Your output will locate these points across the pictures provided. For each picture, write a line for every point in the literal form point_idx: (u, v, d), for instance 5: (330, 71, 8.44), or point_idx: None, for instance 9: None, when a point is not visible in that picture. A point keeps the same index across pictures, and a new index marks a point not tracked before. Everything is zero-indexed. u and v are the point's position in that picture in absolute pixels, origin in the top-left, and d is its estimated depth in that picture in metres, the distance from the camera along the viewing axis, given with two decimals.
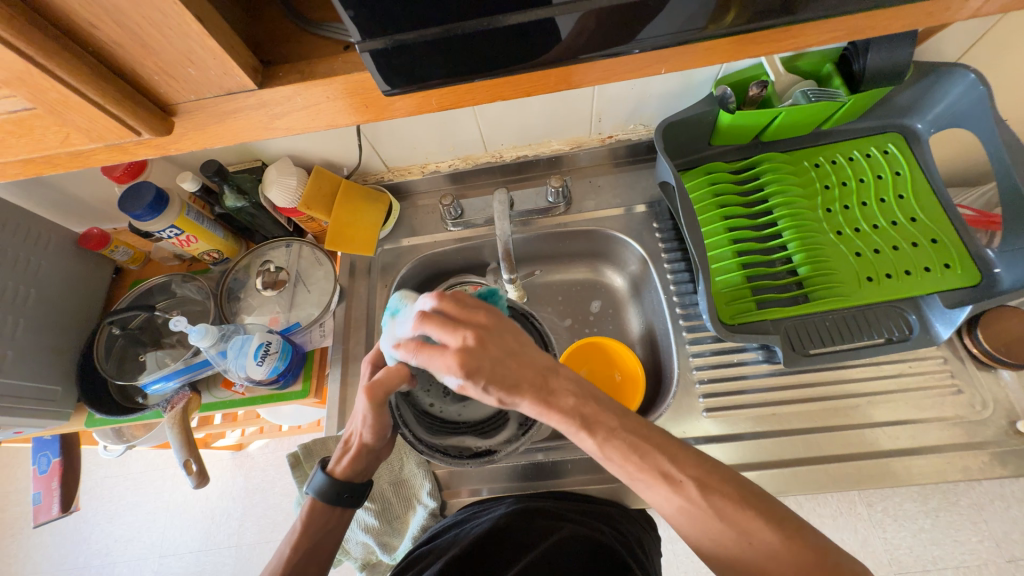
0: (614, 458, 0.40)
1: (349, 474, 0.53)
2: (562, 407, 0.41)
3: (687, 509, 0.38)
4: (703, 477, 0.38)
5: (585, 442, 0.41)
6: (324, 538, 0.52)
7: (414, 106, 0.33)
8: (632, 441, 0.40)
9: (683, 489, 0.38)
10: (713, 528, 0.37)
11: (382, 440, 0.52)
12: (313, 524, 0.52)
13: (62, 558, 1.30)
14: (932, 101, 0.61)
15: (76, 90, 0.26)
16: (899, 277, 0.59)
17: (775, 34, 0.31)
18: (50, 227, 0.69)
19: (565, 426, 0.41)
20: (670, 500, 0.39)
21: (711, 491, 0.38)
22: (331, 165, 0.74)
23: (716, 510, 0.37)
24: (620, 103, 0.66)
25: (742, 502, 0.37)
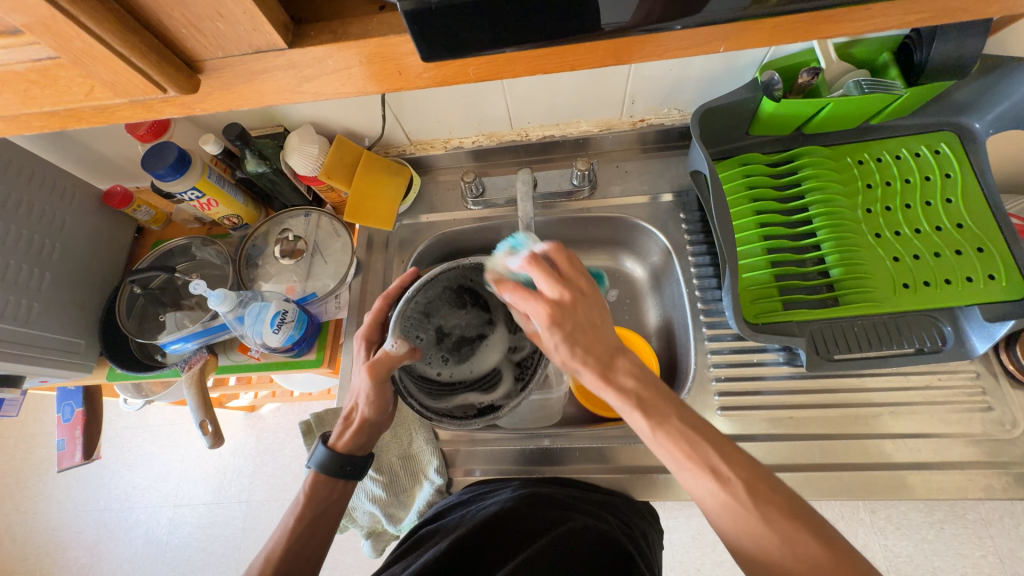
0: (664, 444, 0.40)
1: (351, 448, 0.54)
2: (621, 387, 0.42)
3: (731, 506, 0.37)
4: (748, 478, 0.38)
5: (638, 422, 0.41)
6: (327, 509, 0.53)
7: (449, 75, 0.31)
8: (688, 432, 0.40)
9: (730, 487, 0.37)
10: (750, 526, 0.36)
11: (382, 414, 0.53)
12: (317, 496, 0.53)
13: (84, 500, 1.37)
14: (994, 100, 0.57)
15: (100, 40, 0.25)
16: (937, 286, 0.56)
17: (844, 14, 0.29)
18: (75, 182, 0.70)
19: (618, 404, 0.42)
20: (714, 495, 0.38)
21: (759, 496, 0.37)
22: (353, 134, 0.73)
23: (763, 515, 0.36)
24: (656, 84, 0.63)
25: (790, 512, 0.36)
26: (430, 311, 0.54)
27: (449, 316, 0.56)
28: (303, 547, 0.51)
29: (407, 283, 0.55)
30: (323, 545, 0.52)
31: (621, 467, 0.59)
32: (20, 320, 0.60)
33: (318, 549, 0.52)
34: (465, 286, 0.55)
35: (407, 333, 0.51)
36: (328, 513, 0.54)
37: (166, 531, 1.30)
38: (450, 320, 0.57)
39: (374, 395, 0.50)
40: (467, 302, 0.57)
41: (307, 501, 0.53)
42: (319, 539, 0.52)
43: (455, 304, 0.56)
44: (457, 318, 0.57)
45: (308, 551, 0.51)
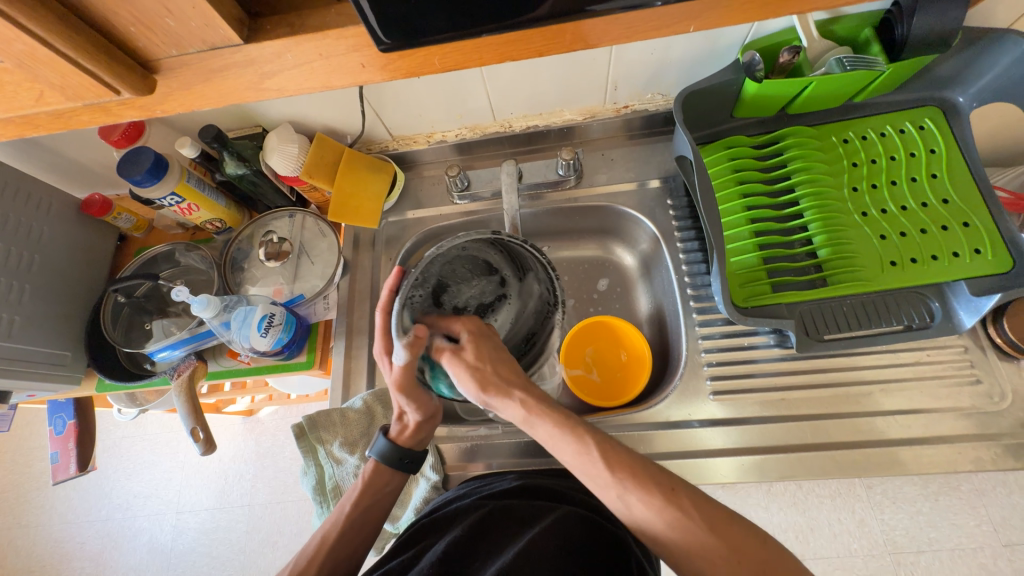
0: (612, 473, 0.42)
1: (410, 443, 0.56)
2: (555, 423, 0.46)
3: (682, 524, 0.39)
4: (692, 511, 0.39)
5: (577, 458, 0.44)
6: (380, 498, 0.56)
7: (414, 66, 0.30)
8: (632, 461, 0.43)
9: (677, 502, 0.40)
10: (706, 545, 0.38)
11: (431, 409, 0.54)
12: (373, 486, 0.55)
13: (86, 511, 1.37)
14: (976, 72, 0.57)
15: (45, 42, 0.25)
16: (924, 262, 0.57)
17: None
18: (51, 192, 0.68)
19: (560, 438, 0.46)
20: (665, 516, 0.40)
21: (699, 506, 0.40)
22: (333, 132, 0.71)
23: (711, 526, 0.39)
24: (638, 69, 0.62)
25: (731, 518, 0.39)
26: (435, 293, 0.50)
27: (461, 288, 0.51)
28: (355, 533, 0.54)
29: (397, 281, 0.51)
30: (374, 530, 0.56)
31: None
32: (2, 334, 0.59)
33: (369, 534, 0.55)
34: (459, 252, 0.47)
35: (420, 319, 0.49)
36: (377, 506, 0.56)
37: (170, 537, 1.30)
38: (462, 293, 0.52)
39: (411, 399, 0.52)
40: (472, 269, 0.50)
41: (364, 489, 0.55)
42: (368, 528, 0.55)
43: (460, 275, 0.50)
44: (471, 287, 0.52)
45: (358, 536, 0.54)
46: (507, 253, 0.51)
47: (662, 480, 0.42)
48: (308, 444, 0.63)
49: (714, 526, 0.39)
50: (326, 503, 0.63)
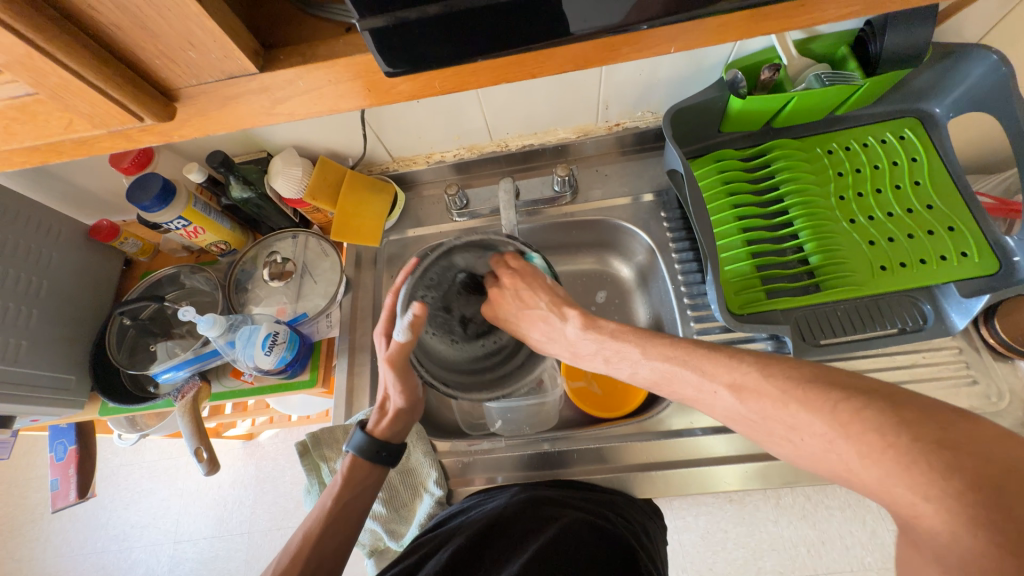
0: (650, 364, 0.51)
1: (387, 435, 0.58)
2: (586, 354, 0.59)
3: (737, 414, 0.42)
4: (738, 402, 0.42)
5: (621, 369, 0.55)
6: (361, 493, 0.56)
7: (417, 89, 0.32)
8: (663, 367, 0.49)
9: (721, 397, 0.44)
10: (761, 429, 0.40)
11: (414, 398, 0.58)
12: (353, 479, 0.56)
13: (81, 543, 1.34)
14: (950, 84, 0.60)
15: (77, 75, 0.26)
16: (913, 266, 0.58)
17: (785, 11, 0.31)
18: (61, 219, 0.70)
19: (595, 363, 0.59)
20: (727, 411, 0.43)
21: (745, 393, 0.41)
22: (336, 155, 0.74)
23: (757, 410, 0.40)
24: (628, 88, 0.65)
25: (782, 399, 0.38)
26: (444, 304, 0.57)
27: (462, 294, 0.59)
28: (335, 530, 0.53)
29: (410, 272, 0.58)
30: (355, 529, 0.55)
31: (620, 466, 0.59)
32: (9, 358, 0.60)
33: (349, 533, 0.54)
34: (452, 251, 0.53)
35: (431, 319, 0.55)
36: (359, 499, 0.55)
37: (167, 568, 1.27)
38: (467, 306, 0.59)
39: (400, 378, 0.56)
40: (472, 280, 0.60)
41: (345, 484, 0.56)
42: (352, 519, 0.54)
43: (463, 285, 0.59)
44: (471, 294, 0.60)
45: (339, 534, 0.54)
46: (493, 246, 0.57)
47: (700, 378, 0.46)
48: (311, 462, 0.63)
49: (765, 407, 0.40)
50: None
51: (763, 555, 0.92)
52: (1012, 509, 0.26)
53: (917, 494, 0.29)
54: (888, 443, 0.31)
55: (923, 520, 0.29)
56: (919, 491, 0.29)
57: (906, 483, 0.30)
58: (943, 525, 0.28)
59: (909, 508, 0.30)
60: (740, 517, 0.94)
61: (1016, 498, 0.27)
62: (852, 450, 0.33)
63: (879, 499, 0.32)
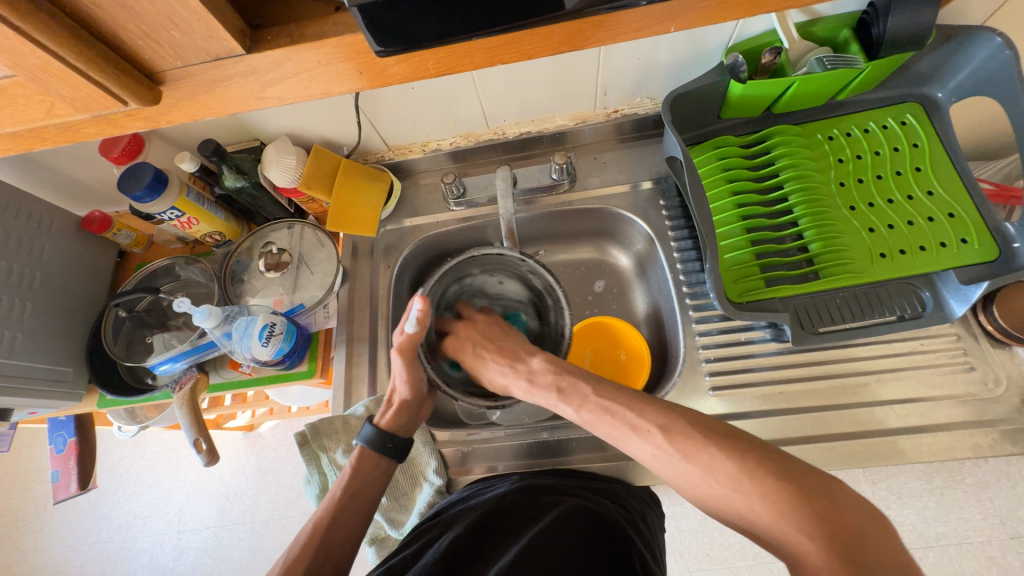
0: (588, 418, 0.51)
1: (393, 427, 0.58)
2: (544, 384, 0.54)
3: (661, 456, 0.45)
4: (665, 445, 0.45)
5: (566, 409, 0.52)
6: (369, 484, 0.56)
7: (410, 70, 0.31)
8: (607, 404, 0.50)
9: (651, 436, 0.46)
10: (684, 470, 0.44)
11: (419, 390, 0.58)
12: (360, 471, 0.56)
13: (85, 533, 1.35)
14: (954, 68, 0.59)
15: (57, 56, 0.25)
16: (913, 253, 0.58)
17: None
18: (52, 210, 0.69)
19: (547, 398, 0.54)
20: (649, 455, 0.46)
21: (674, 434, 0.45)
22: (330, 144, 0.73)
23: (681, 451, 0.44)
24: (626, 73, 0.64)
25: (702, 441, 0.44)
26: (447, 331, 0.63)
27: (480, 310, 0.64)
28: (345, 519, 0.54)
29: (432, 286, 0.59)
30: (364, 520, 0.55)
31: (618, 454, 0.60)
32: (4, 351, 0.60)
33: (358, 523, 0.55)
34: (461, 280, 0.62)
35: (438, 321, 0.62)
36: (368, 491, 0.56)
37: (171, 558, 1.28)
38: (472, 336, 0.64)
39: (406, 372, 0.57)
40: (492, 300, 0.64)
41: (353, 474, 0.56)
42: (361, 510, 0.55)
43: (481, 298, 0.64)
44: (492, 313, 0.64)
45: (348, 524, 0.54)
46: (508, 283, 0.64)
47: (636, 419, 0.48)
48: (311, 452, 0.63)
49: (687, 452, 0.44)
50: None
51: None
52: (856, 557, 0.34)
53: (803, 534, 0.36)
54: (788, 492, 0.38)
55: (807, 557, 0.36)
56: (805, 532, 0.36)
57: (802, 526, 0.37)
58: (825, 560, 0.35)
59: (799, 545, 0.36)
60: None
61: (859, 544, 0.35)
62: (755, 493, 0.40)
63: (772, 538, 0.39)
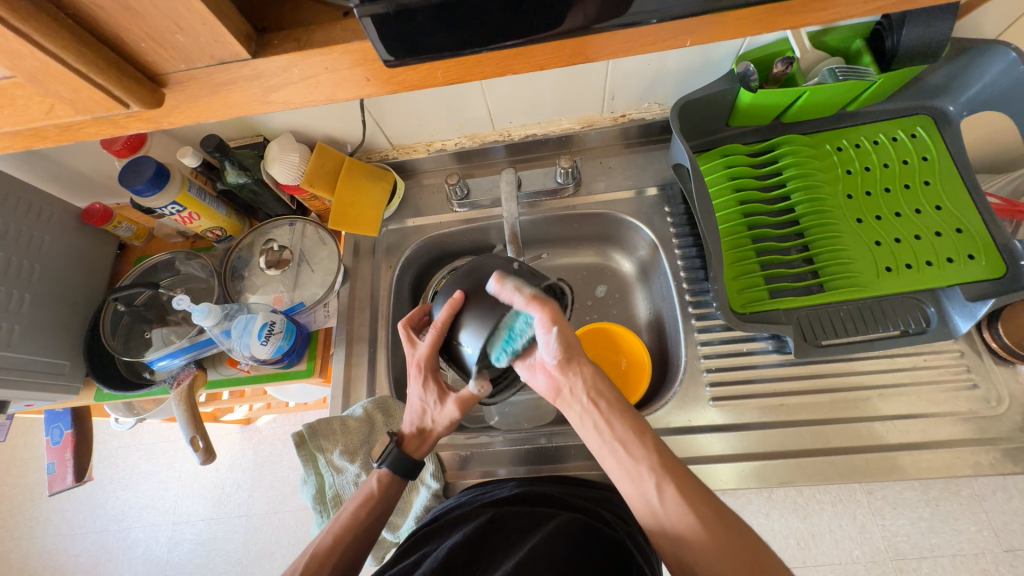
0: (646, 453, 0.45)
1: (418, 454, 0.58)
2: (615, 396, 0.50)
3: (708, 523, 0.40)
4: (710, 517, 0.41)
5: (628, 429, 0.47)
6: (384, 506, 0.55)
7: (418, 79, 0.31)
8: (671, 457, 0.45)
9: (710, 500, 0.42)
10: (726, 548, 0.39)
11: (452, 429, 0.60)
12: (381, 493, 0.55)
13: (80, 523, 1.35)
14: (967, 81, 0.58)
15: (57, 58, 0.25)
16: (919, 268, 0.57)
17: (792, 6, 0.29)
18: (52, 201, 0.68)
19: (610, 407, 0.49)
20: (684, 517, 0.41)
21: (731, 515, 0.41)
22: (334, 141, 0.72)
23: (735, 530, 0.40)
24: (635, 78, 0.63)
25: (754, 536, 0.40)
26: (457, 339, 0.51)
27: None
28: (356, 537, 0.52)
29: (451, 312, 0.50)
30: (370, 544, 0.53)
31: None
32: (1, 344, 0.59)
33: (364, 545, 0.53)
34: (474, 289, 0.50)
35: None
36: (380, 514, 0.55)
37: (165, 549, 1.29)
38: None
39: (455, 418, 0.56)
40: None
41: (372, 494, 0.55)
42: (370, 533, 0.53)
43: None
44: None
45: (356, 545, 0.52)
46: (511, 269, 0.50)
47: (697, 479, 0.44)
48: (308, 453, 0.62)
49: (738, 534, 0.40)
50: (325, 514, 0.62)
51: None
52: None
53: None
54: None
55: None
56: None
57: None
58: None
59: None
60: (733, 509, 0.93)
61: None
62: None
63: None
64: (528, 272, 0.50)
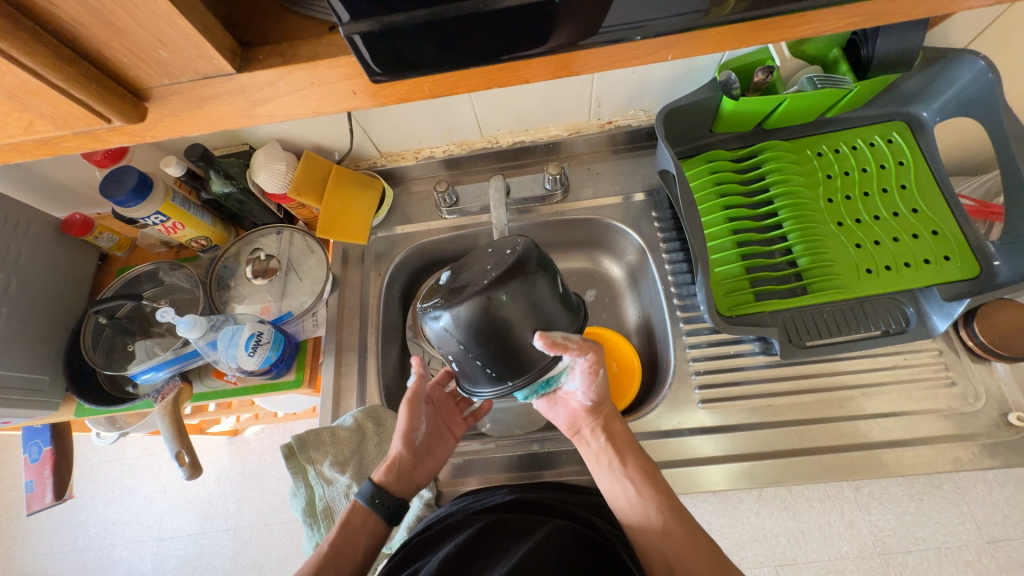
0: (653, 496, 0.51)
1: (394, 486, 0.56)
2: (628, 437, 0.55)
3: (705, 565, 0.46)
4: (707, 556, 0.47)
5: (638, 473, 0.52)
6: (355, 541, 0.53)
7: (405, 93, 0.31)
8: (672, 498, 0.51)
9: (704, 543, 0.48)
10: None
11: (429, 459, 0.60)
12: (348, 525, 0.54)
13: (61, 542, 1.31)
14: (939, 88, 0.60)
15: (37, 74, 0.25)
16: (898, 269, 0.59)
17: (769, 24, 0.30)
18: (30, 212, 0.67)
19: (624, 449, 0.54)
20: (684, 555, 0.48)
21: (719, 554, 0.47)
22: (321, 149, 0.72)
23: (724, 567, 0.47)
24: (620, 86, 0.64)
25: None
26: (478, 340, 0.44)
27: (463, 274, 0.47)
28: None
29: (488, 326, 0.43)
30: None
31: None
32: None
33: None
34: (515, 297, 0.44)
35: (445, 342, 0.46)
36: (351, 549, 0.53)
37: (150, 566, 1.25)
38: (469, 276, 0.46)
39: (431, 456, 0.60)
40: (479, 267, 0.46)
41: (340, 530, 0.53)
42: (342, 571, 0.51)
43: (474, 281, 0.45)
44: (469, 266, 0.48)
45: None
46: (554, 286, 0.47)
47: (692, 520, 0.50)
48: (297, 464, 0.61)
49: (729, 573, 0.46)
50: (316, 527, 0.61)
51: (746, 546, 0.94)
52: None
53: None
54: None
55: None
56: None
57: None
58: None
59: None
60: (725, 509, 0.94)
61: None
62: None
63: None
64: (569, 300, 0.50)
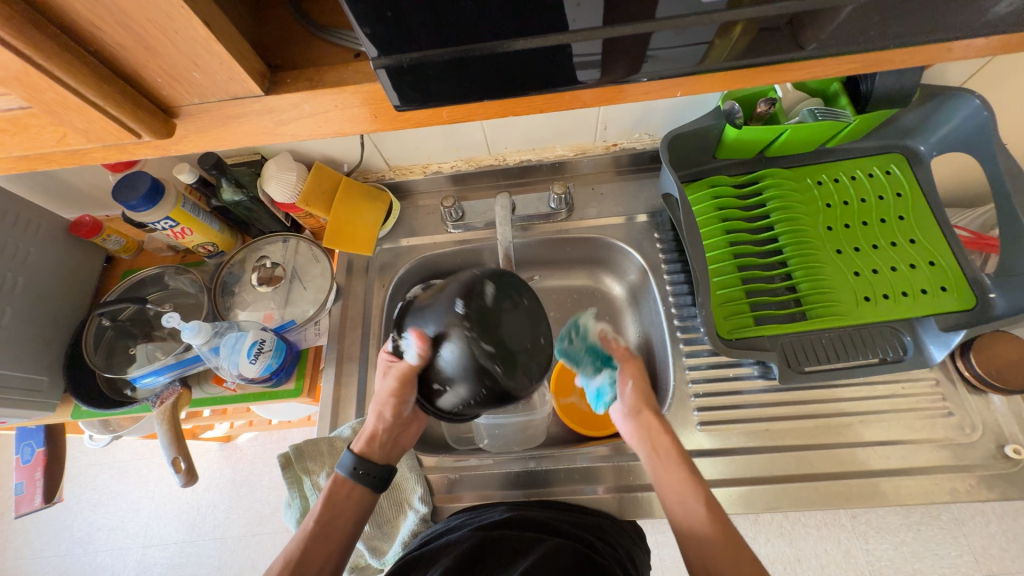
0: (695, 500, 0.46)
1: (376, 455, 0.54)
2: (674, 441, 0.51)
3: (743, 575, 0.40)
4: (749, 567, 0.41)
5: (680, 476, 0.48)
6: (344, 512, 0.52)
7: (424, 119, 0.32)
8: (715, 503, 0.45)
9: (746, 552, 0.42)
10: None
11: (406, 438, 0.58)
12: (334, 498, 0.52)
13: (44, 546, 1.29)
14: (936, 124, 0.62)
15: (75, 92, 0.26)
16: (896, 298, 0.60)
17: (776, 69, 0.31)
18: (40, 214, 0.67)
19: (668, 452, 0.50)
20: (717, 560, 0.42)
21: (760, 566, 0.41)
22: (331, 161, 0.73)
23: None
24: (627, 110, 0.66)
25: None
26: (490, 401, 0.41)
27: (509, 330, 0.39)
28: (314, 551, 0.49)
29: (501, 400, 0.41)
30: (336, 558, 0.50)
31: (606, 487, 0.60)
32: None
33: (327, 557, 0.49)
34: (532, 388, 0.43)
35: (456, 371, 0.40)
36: (340, 521, 0.51)
37: None
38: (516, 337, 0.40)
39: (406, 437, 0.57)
40: (527, 337, 0.40)
41: (326, 503, 0.51)
42: (332, 541, 0.50)
43: (524, 362, 0.40)
44: (514, 318, 0.40)
45: (319, 557, 0.49)
46: None
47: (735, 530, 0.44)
48: (292, 474, 0.61)
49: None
50: None
51: None
52: None
53: None
54: None
55: None
56: None
57: None
58: None
59: None
60: None
61: None
62: None
63: None
64: None
